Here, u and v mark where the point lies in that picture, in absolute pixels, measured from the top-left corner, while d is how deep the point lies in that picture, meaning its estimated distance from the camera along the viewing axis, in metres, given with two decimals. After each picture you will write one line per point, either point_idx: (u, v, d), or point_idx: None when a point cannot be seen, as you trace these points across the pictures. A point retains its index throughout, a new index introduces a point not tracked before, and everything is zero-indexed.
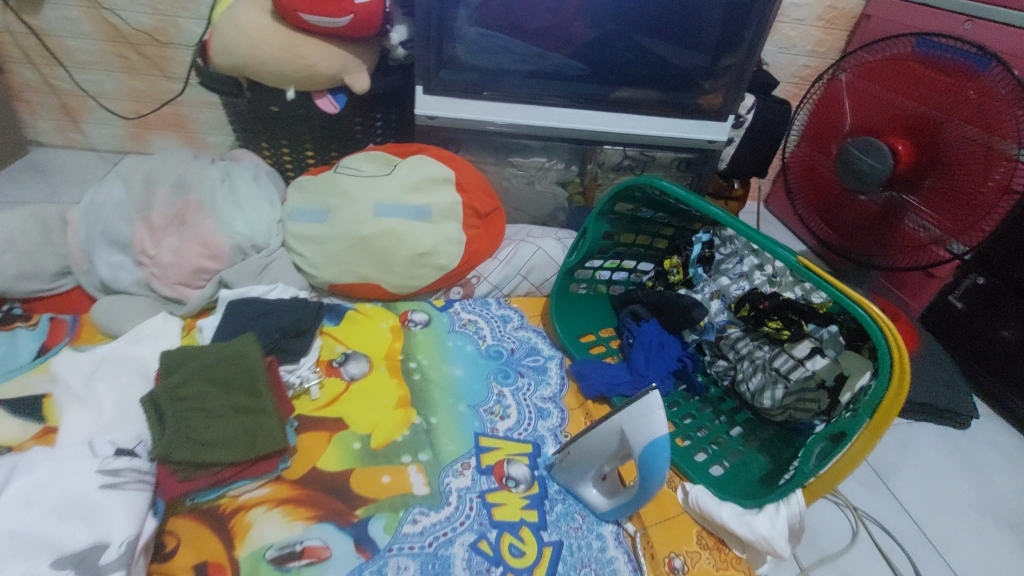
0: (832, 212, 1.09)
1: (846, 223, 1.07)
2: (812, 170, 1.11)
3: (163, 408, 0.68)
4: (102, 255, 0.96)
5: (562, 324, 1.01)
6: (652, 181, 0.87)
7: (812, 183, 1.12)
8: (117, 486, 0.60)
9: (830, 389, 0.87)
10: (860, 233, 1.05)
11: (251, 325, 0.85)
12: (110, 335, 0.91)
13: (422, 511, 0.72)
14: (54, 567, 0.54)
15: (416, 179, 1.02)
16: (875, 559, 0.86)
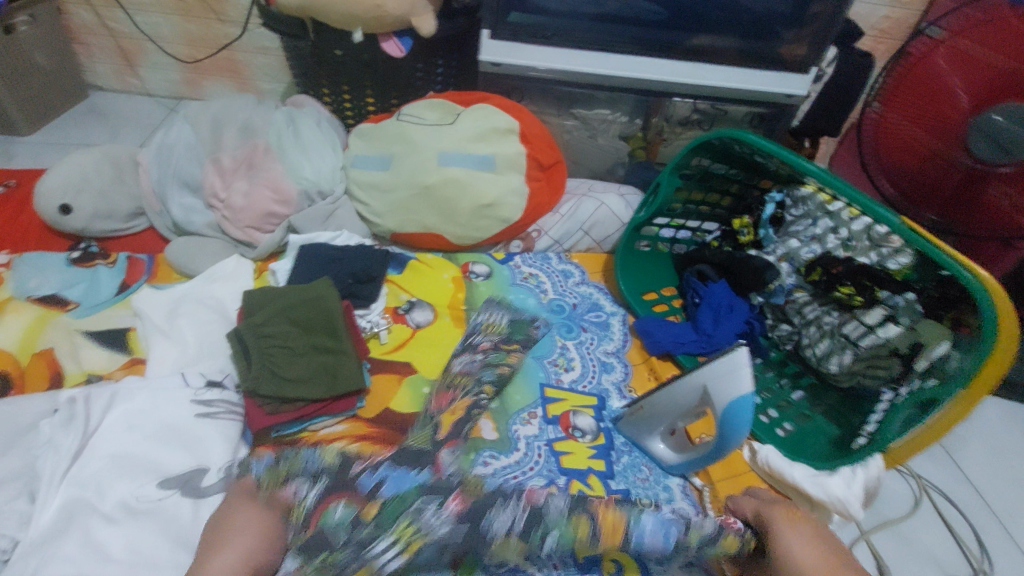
0: (931, 177, 0.89)
1: (928, 193, 0.91)
2: (909, 135, 0.88)
3: (248, 342, 0.69)
4: (175, 197, 0.97)
5: (626, 280, 1.00)
6: (737, 134, 0.84)
7: (891, 145, 0.91)
8: (212, 416, 0.62)
9: (903, 357, 0.81)
10: (960, 204, 0.88)
11: (321, 270, 0.85)
12: (185, 275, 0.94)
13: (492, 454, 0.74)
14: (161, 487, 0.56)
15: (481, 130, 1.00)
16: (937, 529, 0.85)
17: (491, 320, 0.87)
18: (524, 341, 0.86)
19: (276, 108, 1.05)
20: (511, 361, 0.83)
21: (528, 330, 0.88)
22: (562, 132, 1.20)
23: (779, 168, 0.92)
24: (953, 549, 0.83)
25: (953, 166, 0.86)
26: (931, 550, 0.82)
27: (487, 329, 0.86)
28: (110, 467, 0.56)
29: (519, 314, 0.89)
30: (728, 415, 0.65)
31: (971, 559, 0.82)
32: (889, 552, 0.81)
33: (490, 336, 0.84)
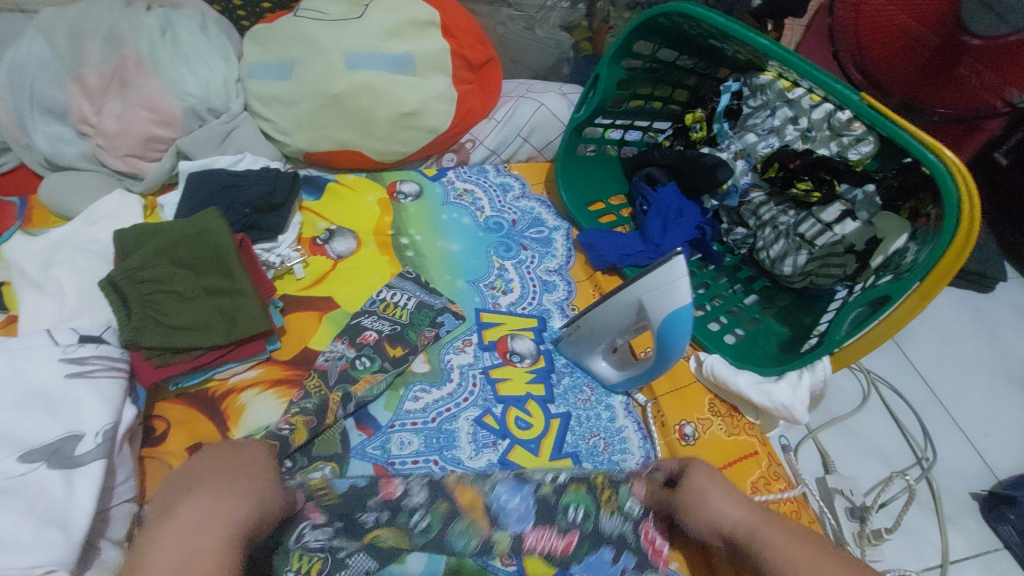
0: (901, 59, 0.77)
1: (894, 78, 0.79)
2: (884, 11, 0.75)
3: (125, 291, 0.60)
4: (37, 126, 0.82)
5: (567, 191, 0.92)
6: (681, 8, 0.72)
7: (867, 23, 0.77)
8: (86, 375, 0.55)
9: (859, 253, 0.78)
10: (930, 86, 0.76)
11: (214, 201, 0.74)
12: (66, 217, 0.82)
13: (423, 388, 0.69)
14: (23, 461, 0.49)
15: (394, 23, 0.86)
16: (884, 422, 0.85)
17: (390, 301, 0.74)
18: (419, 337, 0.72)
19: (147, 8, 0.86)
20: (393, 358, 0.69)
21: (428, 323, 0.73)
22: (496, 24, 1.05)
23: (737, 51, 0.80)
24: (897, 439, 0.83)
25: (926, 45, 0.74)
26: (879, 443, 0.82)
27: (384, 310, 0.73)
28: None
29: (428, 299, 0.75)
30: (672, 330, 0.61)
31: (914, 448, 0.82)
32: (835, 447, 0.81)
33: (383, 325, 0.72)
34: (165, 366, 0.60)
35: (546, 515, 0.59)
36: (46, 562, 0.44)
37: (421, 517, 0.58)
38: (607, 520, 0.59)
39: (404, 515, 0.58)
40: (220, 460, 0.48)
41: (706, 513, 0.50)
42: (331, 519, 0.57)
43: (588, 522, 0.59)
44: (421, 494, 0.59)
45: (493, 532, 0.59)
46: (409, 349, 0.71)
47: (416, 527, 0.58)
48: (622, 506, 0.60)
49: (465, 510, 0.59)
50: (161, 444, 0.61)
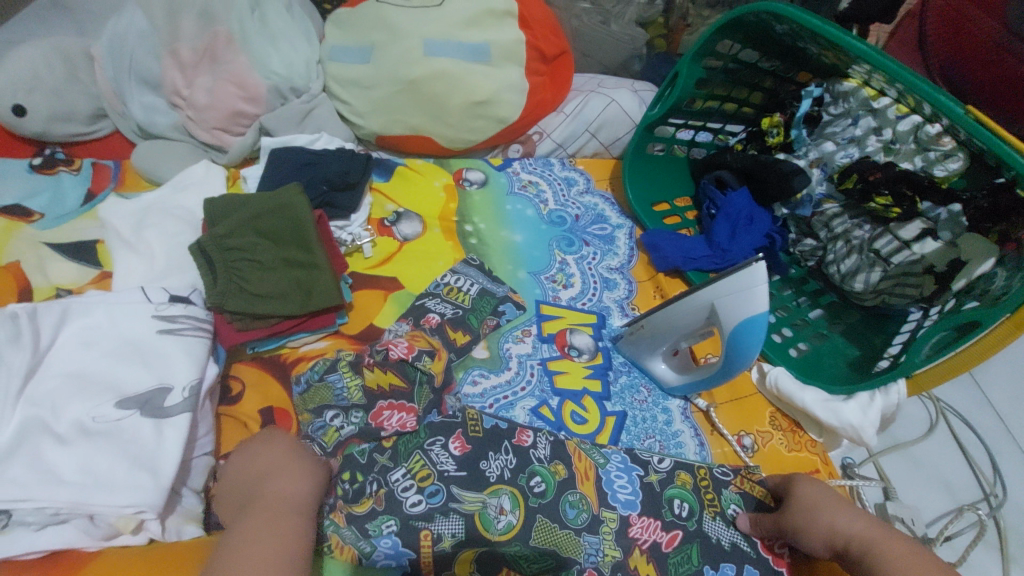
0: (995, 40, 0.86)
1: (966, 67, 0.90)
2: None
3: (212, 256, 0.64)
4: (134, 95, 0.87)
5: (634, 189, 0.91)
6: (774, 7, 0.70)
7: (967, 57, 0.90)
8: (175, 332, 0.58)
9: (939, 275, 0.75)
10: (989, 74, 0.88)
11: (295, 176, 0.77)
12: (154, 183, 0.87)
13: (482, 373, 0.70)
14: (119, 407, 0.52)
15: (472, 13, 0.87)
16: (952, 454, 0.81)
17: (454, 285, 0.75)
18: (480, 323, 0.73)
19: None
20: (457, 343, 0.70)
21: (490, 311, 0.74)
22: (571, 16, 1.03)
23: (823, 54, 0.78)
24: (964, 471, 0.79)
25: (995, 42, 0.86)
26: (945, 475, 0.79)
27: (447, 294, 0.75)
28: (65, 386, 0.53)
29: (490, 286, 0.76)
30: (744, 337, 0.60)
31: (983, 483, 0.78)
32: (897, 473, 0.78)
33: (446, 308, 0.73)
34: (244, 330, 0.63)
35: (651, 504, 0.61)
36: (137, 503, 0.47)
37: (539, 477, 0.60)
38: (709, 524, 0.61)
39: (524, 478, 0.59)
40: (258, 450, 0.53)
41: (821, 525, 0.54)
42: (466, 460, 0.59)
43: (692, 520, 0.61)
44: (546, 450, 0.62)
45: (601, 511, 0.59)
46: (471, 335, 0.71)
47: (532, 490, 0.59)
48: (723, 510, 0.62)
49: (579, 480, 0.61)
50: (237, 405, 0.63)
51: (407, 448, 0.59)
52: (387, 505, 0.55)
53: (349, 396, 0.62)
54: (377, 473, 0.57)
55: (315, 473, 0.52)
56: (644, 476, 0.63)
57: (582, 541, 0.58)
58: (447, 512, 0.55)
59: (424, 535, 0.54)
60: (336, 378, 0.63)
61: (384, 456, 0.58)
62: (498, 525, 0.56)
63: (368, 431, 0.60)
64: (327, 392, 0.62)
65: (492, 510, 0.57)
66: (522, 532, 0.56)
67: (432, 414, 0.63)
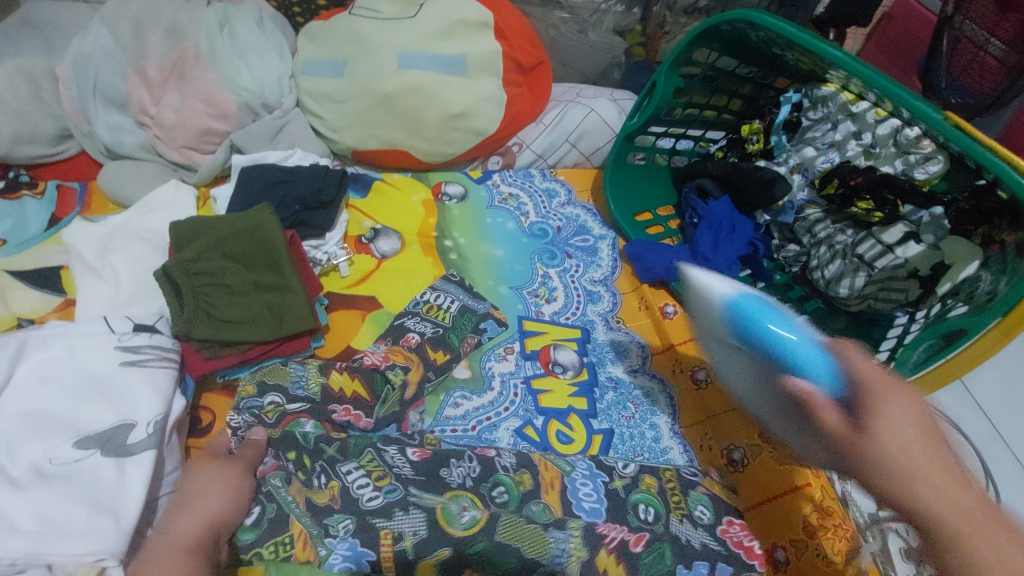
0: (964, 36, 0.85)
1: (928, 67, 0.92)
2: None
3: (179, 282, 0.61)
4: (99, 115, 0.84)
5: (615, 200, 0.89)
6: (750, 15, 0.69)
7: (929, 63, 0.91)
8: (139, 364, 0.55)
9: (924, 279, 0.74)
10: (970, 73, 0.86)
11: (267, 195, 0.75)
12: (122, 205, 0.84)
13: (464, 394, 0.68)
14: (78, 448, 0.49)
15: (447, 23, 0.86)
16: None
17: (434, 303, 0.74)
18: (461, 342, 0.71)
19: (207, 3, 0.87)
20: (437, 364, 0.68)
21: (471, 328, 0.72)
22: (548, 27, 1.02)
23: (800, 60, 0.77)
24: None
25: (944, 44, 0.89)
26: None
27: (427, 312, 0.73)
28: (21, 427, 0.50)
29: (471, 303, 0.74)
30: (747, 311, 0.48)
31: None
32: None
33: (425, 327, 0.71)
34: (216, 357, 0.61)
35: (618, 510, 0.59)
36: (98, 551, 0.44)
37: (503, 487, 0.58)
38: (679, 526, 0.58)
39: (487, 487, 0.58)
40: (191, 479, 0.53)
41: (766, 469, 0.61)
42: (424, 466, 0.58)
43: (660, 523, 0.58)
44: (512, 458, 0.61)
45: (567, 518, 0.57)
46: (451, 354, 0.69)
47: (495, 500, 0.57)
48: (692, 513, 0.59)
49: (543, 489, 0.59)
50: (208, 436, 0.61)
51: (359, 445, 0.58)
52: (344, 503, 0.53)
53: (308, 389, 0.61)
54: (325, 462, 0.55)
55: (210, 498, 0.51)
56: (609, 483, 0.62)
57: (549, 536, 0.54)
58: (406, 507, 0.54)
59: (384, 535, 0.52)
60: (299, 366, 0.63)
61: (332, 447, 0.57)
62: (461, 520, 0.54)
63: (319, 411, 0.61)
64: (283, 375, 0.62)
65: (454, 506, 0.55)
66: (487, 527, 0.53)
67: (393, 428, 0.62)
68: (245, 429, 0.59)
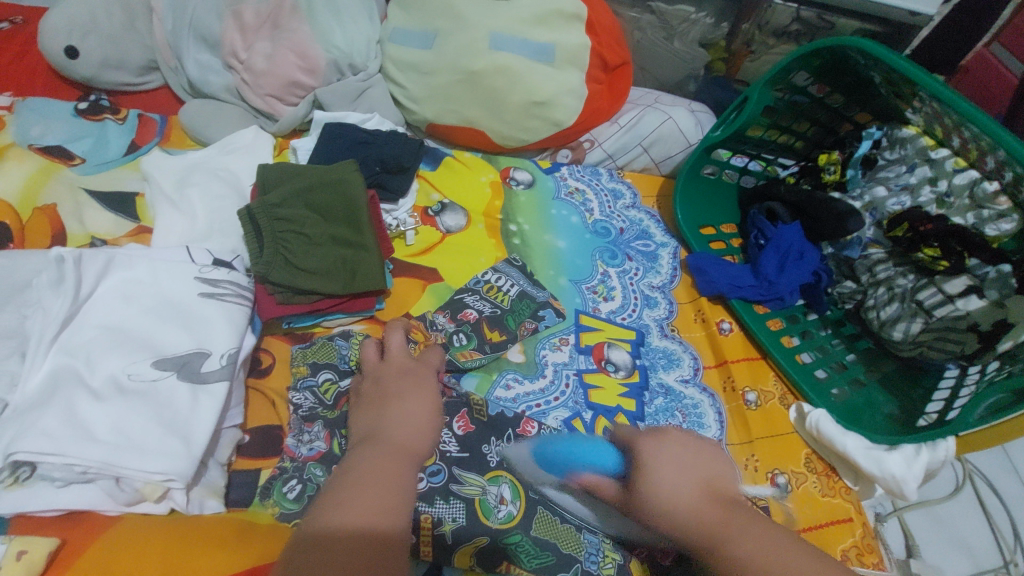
0: None
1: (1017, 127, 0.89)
2: None
3: (260, 224, 0.62)
4: (190, 52, 0.85)
5: (683, 209, 0.89)
6: (861, 43, 0.69)
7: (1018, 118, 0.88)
8: (218, 297, 0.56)
9: (983, 334, 0.73)
10: None
11: (348, 153, 0.76)
12: (199, 143, 0.85)
13: (516, 377, 0.69)
14: (156, 367, 0.50)
15: (542, 11, 0.86)
16: (976, 517, 0.79)
17: (493, 284, 0.74)
18: (518, 326, 0.71)
19: None
20: (491, 341, 0.69)
21: (529, 314, 0.72)
22: (634, 29, 1.02)
23: (891, 93, 0.77)
24: (986, 535, 0.78)
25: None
26: (966, 538, 0.77)
27: (487, 293, 0.73)
28: (101, 339, 0.51)
29: (530, 289, 0.75)
30: (573, 446, 0.62)
31: (1005, 549, 0.76)
32: (920, 530, 0.76)
33: (484, 306, 0.72)
34: (287, 302, 0.61)
35: None
36: (167, 470, 0.45)
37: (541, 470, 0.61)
38: None
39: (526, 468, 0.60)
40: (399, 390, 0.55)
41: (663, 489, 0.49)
42: (468, 442, 0.61)
43: None
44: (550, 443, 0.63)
45: None
46: (507, 335, 0.70)
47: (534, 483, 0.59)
48: None
49: None
50: (266, 378, 0.61)
51: None
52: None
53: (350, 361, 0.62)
54: None
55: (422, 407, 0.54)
56: None
57: (582, 539, 0.57)
58: (447, 496, 0.57)
59: (424, 519, 0.55)
60: (343, 342, 0.64)
61: None
62: (498, 514, 0.57)
63: None
64: (329, 352, 0.63)
65: (492, 498, 0.57)
66: (523, 522, 0.56)
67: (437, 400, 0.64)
68: (307, 408, 0.59)
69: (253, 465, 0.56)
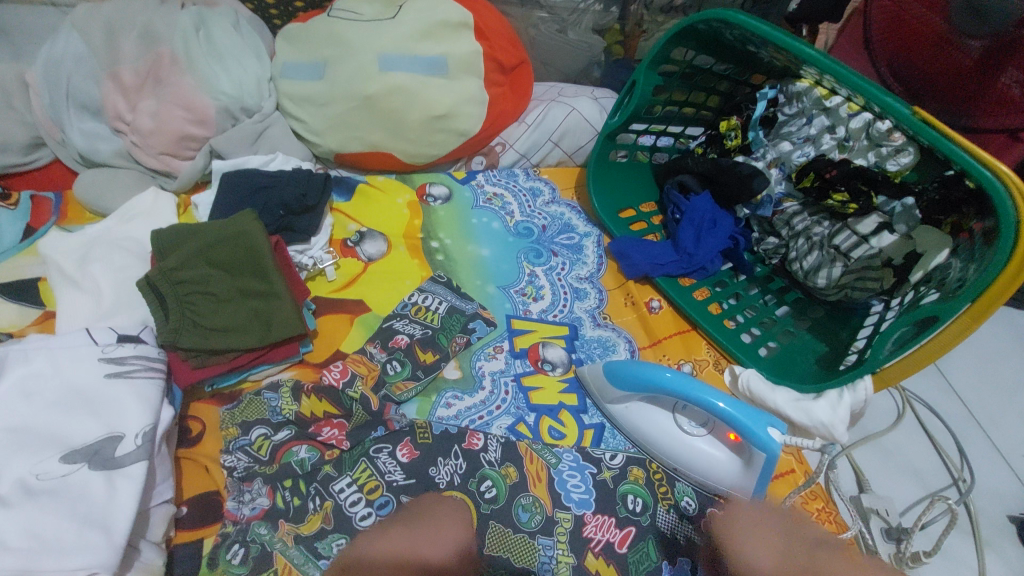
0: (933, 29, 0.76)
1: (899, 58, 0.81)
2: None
3: (162, 291, 0.61)
4: (73, 122, 0.82)
5: (598, 196, 0.90)
6: (726, 15, 0.70)
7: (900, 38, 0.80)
8: (125, 375, 0.55)
9: (897, 268, 0.76)
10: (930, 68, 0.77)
11: (249, 200, 0.75)
12: (100, 214, 0.82)
13: (456, 395, 0.69)
14: (65, 461, 0.49)
15: (427, 25, 0.85)
16: (920, 441, 0.83)
17: (421, 305, 0.74)
18: (450, 342, 0.71)
19: (181, 6, 0.85)
20: (426, 363, 0.69)
21: (460, 329, 0.73)
22: (528, 27, 1.03)
23: (774, 57, 0.78)
24: (932, 456, 0.81)
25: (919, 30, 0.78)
26: (914, 462, 0.80)
27: (415, 314, 0.74)
28: (4, 442, 0.49)
29: (459, 303, 0.75)
30: (635, 369, 0.63)
31: (951, 468, 0.80)
32: (870, 464, 0.80)
33: (415, 329, 0.72)
34: (203, 365, 0.60)
35: (605, 502, 0.62)
36: (91, 564, 0.44)
37: (490, 481, 0.61)
38: (662, 516, 0.62)
39: (474, 483, 0.61)
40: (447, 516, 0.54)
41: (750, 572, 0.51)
42: (414, 467, 0.60)
43: (646, 514, 0.62)
44: (496, 452, 0.63)
45: (555, 511, 0.61)
46: (440, 354, 0.70)
47: (483, 497, 0.60)
48: (677, 503, 0.64)
49: (531, 482, 0.62)
50: (197, 446, 0.60)
51: (352, 457, 0.60)
52: (337, 523, 0.56)
53: (283, 413, 0.62)
54: (319, 484, 0.58)
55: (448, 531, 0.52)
56: (597, 474, 0.64)
57: (536, 545, 0.59)
58: None
59: None
60: (272, 395, 0.63)
61: (328, 465, 0.59)
62: None
63: (308, 435, 0.61)
64: (259, 407, 0.62)
65: None
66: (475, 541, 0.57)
67: (377, 430, 0.63)
68: (243, 469, 0.58)
69: (195, 536, 0.55)
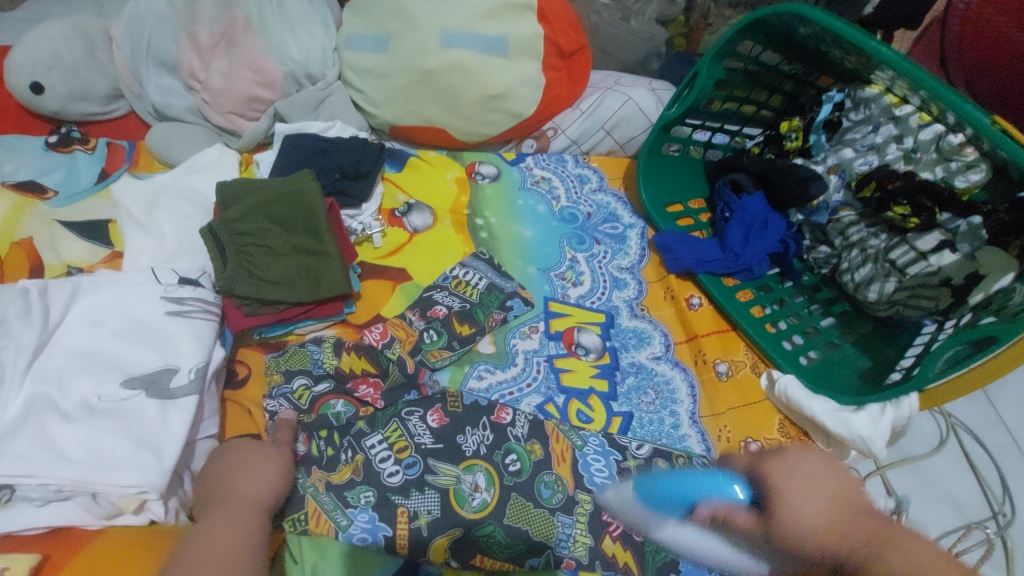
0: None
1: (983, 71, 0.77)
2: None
3: (223, 240, 0.64)
4: (151, 77, 0.87)
5: (648, 188, 0.90)
6: (796, 11, 0.69)
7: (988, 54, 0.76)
8: (185, 314, 0.58)
9: (957, 288, 0.72)
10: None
11: (308, 162, 0.78)
12: (168, 165, 0.87)
13: (488, 368, 0.70)
14: (126, 386, 0.53)
15: (491, 5, 0.86)
16: (961, 470, 0.79)
17: (462, 279, 0.75)
18: (487, 317, 0.72)
19: None
20: (462, 335, 0.70)
21: (498, 305, 0.74)
22: (591, 13, 1.02)
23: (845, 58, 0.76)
24: (972, 486, 0.78)
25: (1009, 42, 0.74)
26: (952, 490, 0.77)
27: (455, 287, 0.75)
28: (73, 363, 0.53)
29: (498, 281, 0.76)
30: None
31: (992, 500, 0.77)
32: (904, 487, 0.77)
33: (453, 301, 0.73)
34: (253, 314, 0.63)
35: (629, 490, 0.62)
36: (138, 484, 0.47)
37: (515, 455, 0.61)
38: None
39: (499, 455, 0.61)
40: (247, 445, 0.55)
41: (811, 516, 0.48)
42: (443, 433, 0.61)
43: None
44: (524, 428, 0.63)
45: (577, 492, 0.61)
46: (476, 327, 0.71)
47: (507, 468, 0.60)
48: None
49: (555, 461, 0.62)
50: (241, 389, 0.64)
51: (385, 416, 0.62)
52: (366, 476, 0.58)
53: (324, 366, 0.65)
54: (352, 438, 0.60)
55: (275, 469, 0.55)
56: (621, 461, 0.64)
57: (556, 521, 0.59)
58: (422, 487, 0.58)
59: (400, 512, 0.56)
60: (316, 349, 0.66)
61: (362, 421, 0.61)
62: (472, 503, 0.58)
63: (345, 390, 0.64)
64: (302, 359, 0.65)
65: (466, 487, 0.58)
66: (496, 510, 0.58)
67: (410, 393, 0.65)
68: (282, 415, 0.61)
69: None
